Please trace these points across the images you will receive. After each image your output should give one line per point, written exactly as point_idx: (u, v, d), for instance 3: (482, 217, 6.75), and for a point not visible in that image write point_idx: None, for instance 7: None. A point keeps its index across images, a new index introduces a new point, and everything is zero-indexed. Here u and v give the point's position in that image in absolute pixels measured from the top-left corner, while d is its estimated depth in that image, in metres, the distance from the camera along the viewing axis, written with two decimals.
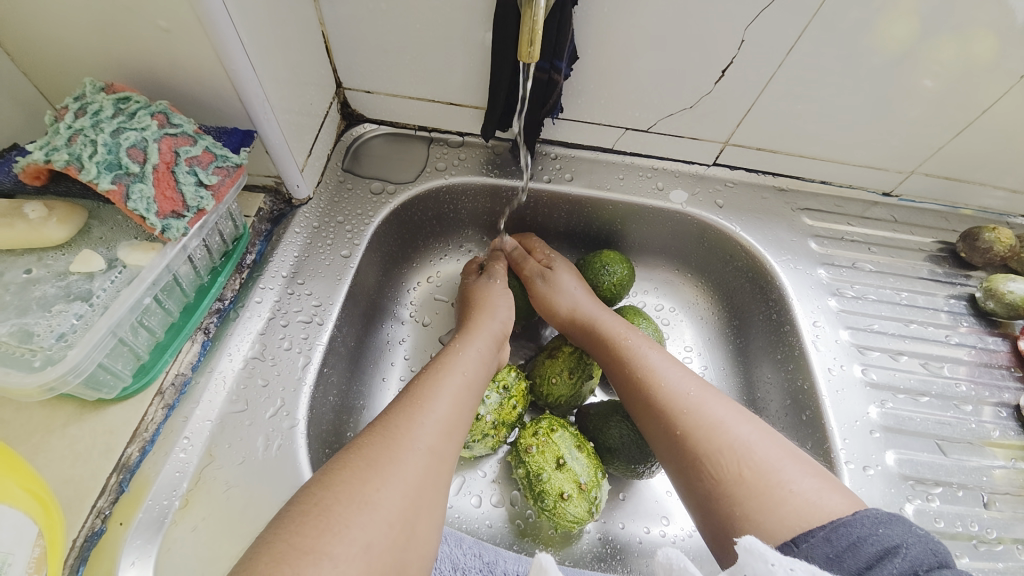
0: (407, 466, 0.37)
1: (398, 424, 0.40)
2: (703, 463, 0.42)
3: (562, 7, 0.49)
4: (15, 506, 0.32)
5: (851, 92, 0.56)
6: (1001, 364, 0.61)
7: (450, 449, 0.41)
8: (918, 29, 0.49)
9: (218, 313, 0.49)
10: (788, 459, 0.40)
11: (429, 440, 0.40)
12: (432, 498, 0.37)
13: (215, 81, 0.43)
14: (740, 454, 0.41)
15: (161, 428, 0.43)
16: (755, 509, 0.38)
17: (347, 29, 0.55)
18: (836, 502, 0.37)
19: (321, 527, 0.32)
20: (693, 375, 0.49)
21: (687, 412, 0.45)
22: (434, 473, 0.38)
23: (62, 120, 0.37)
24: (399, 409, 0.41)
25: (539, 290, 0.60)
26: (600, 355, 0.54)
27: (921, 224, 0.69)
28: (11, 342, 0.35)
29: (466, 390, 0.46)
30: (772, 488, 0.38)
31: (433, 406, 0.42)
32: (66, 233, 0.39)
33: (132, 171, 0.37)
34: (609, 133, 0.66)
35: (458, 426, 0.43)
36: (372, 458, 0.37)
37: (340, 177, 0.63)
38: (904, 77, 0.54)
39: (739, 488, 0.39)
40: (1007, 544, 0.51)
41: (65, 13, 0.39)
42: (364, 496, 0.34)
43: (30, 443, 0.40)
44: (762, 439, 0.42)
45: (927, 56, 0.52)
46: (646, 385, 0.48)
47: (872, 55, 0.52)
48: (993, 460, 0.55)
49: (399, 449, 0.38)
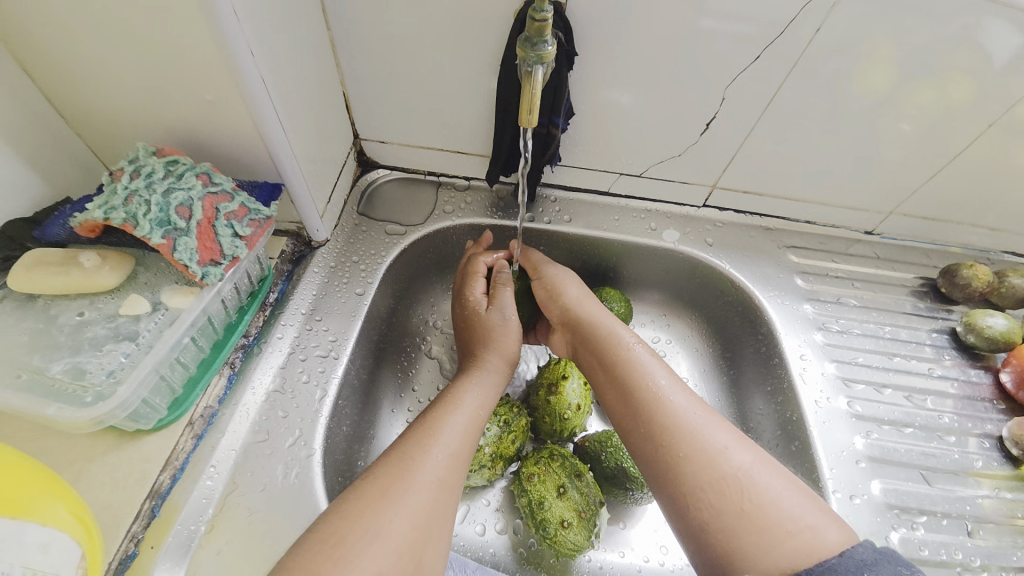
0: (414, 496, 0.40)
1: (410, 455, 0.43)
2: (705, 492, 0.43)
3: (558, 72, 0.55)
4: (60, 529, 0.35)
5: (831, 137, 0.61)
6: (984, 397, 0.64)
7: (457, 479, 0.44)
8: (886, 78, 0.55)
9: (244, 348, 0.53)
10: (786, 492, 0.42)
11: (437, 471, 0.43)
12: (438, 526, 0.40)
13: (251, 142, 0.49)
14: (740, 481, 0.43)
15: (190, 457, 0.46)
16: (756, 544, 0.40)
17: (366, 89, 0.61)
18: (833, 538, 0.39)
19: (336, 558, 0.35)
20: (692, 396, 0.50)
21: (692, 436, 0.46)
22: (441, 501, 0.42)
23: (119, 182, 0.42)
24: (412, 440, 0.45)
25: (552, 275, 0.64)
26: (597, 363, 0.55)
27: (903, 261, 0.74)
28: (65, 379, 0.38)
29: (472, 421, 0.49)
30: (772, 521, 0.41)
31: (444, 438, 0.46)
32: (117, 278, 0.43)
33: (179, 226, 0.41)
34: (605, 178, 0.71)
35: (465, 457, 0.46)
36: (386, 489, 0.40)
37: (356, 220, 0.68)
38: (878, 123, 0.59)
39: (733, 515, 0.41)
40: (992, 571, 0.52)
41: (124, 86, 0.45)
42: (375, 526, 0.37)
43: (72, 470, 0.43)
44: (761, 467, 0.44)
45: (899, 101, 0.57)
46: (648, 401, 0.50)
47: (848, 101, 0.57)
48: (978, 490, 0.57)
49: (410, 479, 0.41)
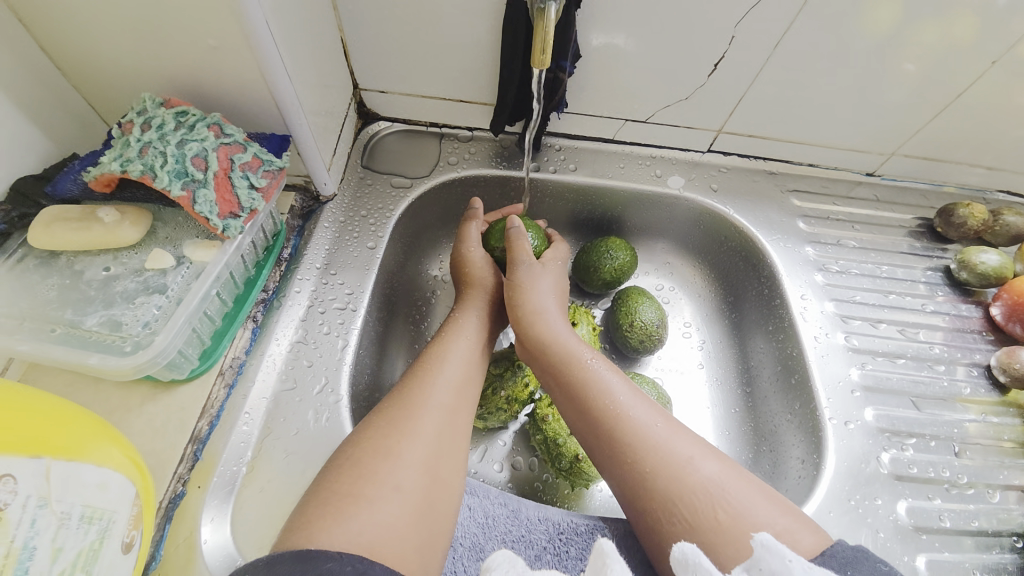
0: (425, 420, 0.43)
1: (412, 388, 0.46)
2: (677, 505, 0.42)
3: (567, 11, 0.54)
4: (117, 470, 0.36)
5: (839, 78, 0.61)
6: (973, 329, 0.67)
7: (463, 404, 0.47)
8: (897, 14, 0.54)
9: (264, 302, 0.54)
10: (755, 498, 0.41)
11: (444, 397, 0.46)
12: (451, 446, 0.43)
13: (256, 92, 0.48)
14: (705, 496, 0.42)
15: (224, 405, 0.48)
16: (730, 557, 0.38)
17: (366, 34, 0.59)
18: (808, 538, 0.39)
19: (360, 475, 0.38)
20: (656, 408, 0.50)
21: (656, 451, 0.45)
22: (452, 423, 0.44)
23: (131, 134, 0.41)
24: (413, 376, 0.47)
25: (519, 276, 0.59)
26: (557, 383, 0.53)
27: (903, 202, 0.75)
28: (103, 331, 0.39)
29: (472, 353, 0.52)
30: (744, 535, 0.39)
31: (445, 370, 0.48)
32: (137, 234, 0.43)
33: (197, 178, 0.41)
34: (610, 124, 0.71)
35: (468, 386, 0.49)
36: (392, 417, 0.43)
37: (361, 173, 0.68)
38: (887, 62, 0.59)
39: (700, 527, 0.41)
40: (979, 488, 0.55)
41: (121, 35, 0.43)
42: (389, 449, 0.40)
43: (112, 420, 0.45)
44: (731, 479, 0.43)
45: (912, 38, 0.56)
46: (614, 417, 0.49)
47: (859, 40, 0.56)
48: (965, 414, 0.60)
49: (417, 406, 0.44)
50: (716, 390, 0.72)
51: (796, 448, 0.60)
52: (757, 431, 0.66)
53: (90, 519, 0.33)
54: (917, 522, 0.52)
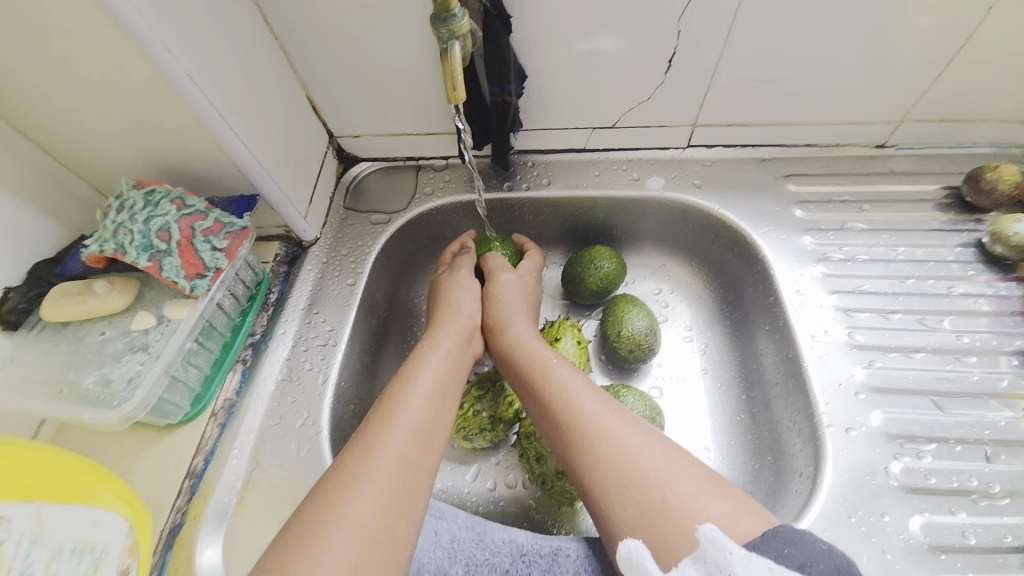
0: (384, 460, 0.41)
1: (374, 425, 0.44)
2: (626, 490, 0.42)
3: (497, 37, 0.54)
4: (111, 509, 0.43)
5: (810, 49, 0.57)
6: (1015, 310, 0.58)
7: (427, 438, 0.45)
8: None
9: (252, 345, 0.59)
10: (700, 478, 0.41)
11: (405, 433, 0.44)
12: (411, 487, 0.41)
13: (220, 162, 0.53)
14: (651, 484, 0.41)
15: (217, 442, 0.54)
16: (677, 539, 0.38)
17: (328, 88, 0.64)
18: (750, 521, 0.38)
19: (314, 517, 0.38)
20: (607, 397, 0.50)
21: (606, 438, 0.45)
22: (412, 461, 0.43)
23: (109, 216, 0.48)
24: (377, 414, 0.46)
25: (497, 284, 0.62)
26: (520, 378, 0.54)
27: (923, 171, 0.67)
28: (95, 388, 0.46)
29: (437, 388, 0.50)
30: (689, 515, 0.39)
31: (408, 404, 0.46)
32: (126, 300, 0.50)
33: (162, 249, 0.47)
34: (579, 135, 0.70)
35: (432, 417, 0.47)
36: (352, 459, 0.42)
37: (343, 215, 0.72)
38: (865, 27, 0.54)
39: (649, 518, 0.40)
40: (1016, 498, 0.48)
41: (102, 131, 0.50)
42: (347, 498, 0.39)
43: (122, 462, 0.52)
44: (679, 464, 0.42)
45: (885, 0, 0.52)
46: (566, 408, 0.48)
47: (822, 8, 0.53)
48: (1012, 413, 0.53)
49: (377, 447, 0.42)
50: (718, 396, 0.68)
51: (799, 457, 0.55)
52: (760, 439, 0.62)
53: (82, 550, 0.40)
54: (934, 542, 0.46)
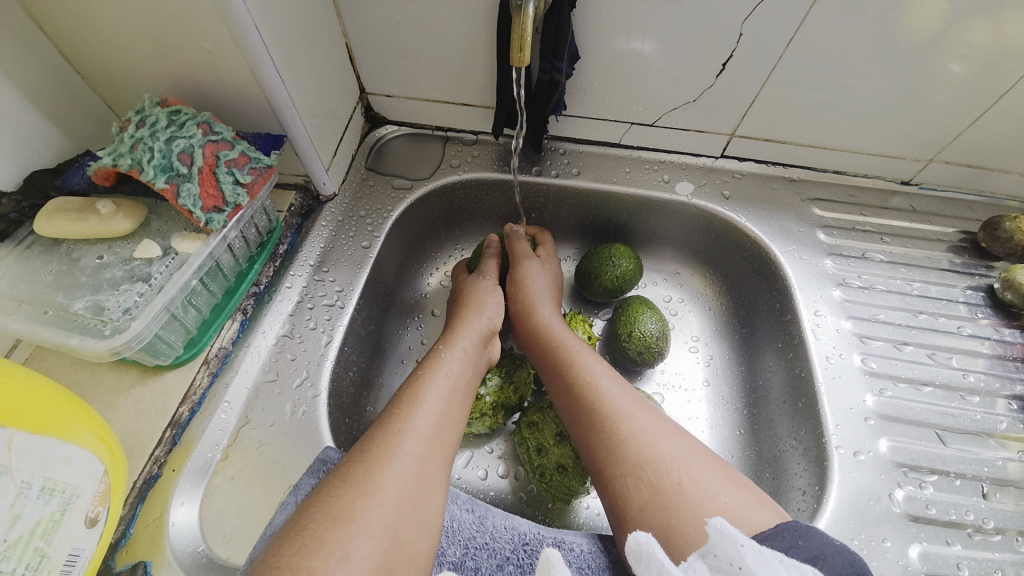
0: (410, 441, 0.42)
1: (404, 407, 0.44)
2: (642, 471, 0.42)
3: (560, 11, 0.53)
4: (85, 447, 0.39)
5: (866, 78, 0.56)
6: (1017, 357, 0.59)
7: (451, 427, 0.45)
8: (935, 9, 0.49)
9: (255, 296, 0.56)
10: (717, 470, 0.41)
11: (431, 417, 0.44)
12: (435, 475, 0.42)
13: (251, 93, 0.50)
14: (668, 468, 0.41)
15: (206, 392, 0.50)
16: (690, 523, 0.38)
17: (368, 39, 0.60)
18: (764, 516, 0.38)
19: (334, 515, 0.36)
20: (631, 390, 0.50)
21: (625, 421, 0.45)
22: (436, 447, 0.43)
23: (127, 131, 0.44)
24: (403, 397, 0.46)
25: (520, 270, 0.62)
26: (548, 361, 0.54)
27: (943, 213, 0.68)
28: (87, 315, 0.42)
29: (451, 392, 0.48)
30: (703, 501, 0.39)
31: (432, 389, 0.47)
32: (130, 225, 0.46)
33: (182, 172, 0.43)
34: (615, 128, 0.68)
35: (456, 404, 0.47)
36: (379, 440, 0.41)
37: (363, 174, 0.69)
38: (926, 61, 0.53)
39: (664, 498, 0.40)
40: (1008, 536, 0.50)
41: (126, 40, 0.46)
42: (373, 482, 0.38)
43: (102, 400, 0.48)
44: (695, 454, 0.42)
45: (953, 37, 0.51)
46: (589, 390, 0.49)
47: (884, 39, 0.52)
48: (1002, 452, 0.54)
49: (401, 431, 0.42)
50: (720, 409, 0.68)
51: (801, 477, 0.55)
52: (760, 456, 0.62)
53: (51, 491, 0.36)
54: (929, 570, 0.48)
